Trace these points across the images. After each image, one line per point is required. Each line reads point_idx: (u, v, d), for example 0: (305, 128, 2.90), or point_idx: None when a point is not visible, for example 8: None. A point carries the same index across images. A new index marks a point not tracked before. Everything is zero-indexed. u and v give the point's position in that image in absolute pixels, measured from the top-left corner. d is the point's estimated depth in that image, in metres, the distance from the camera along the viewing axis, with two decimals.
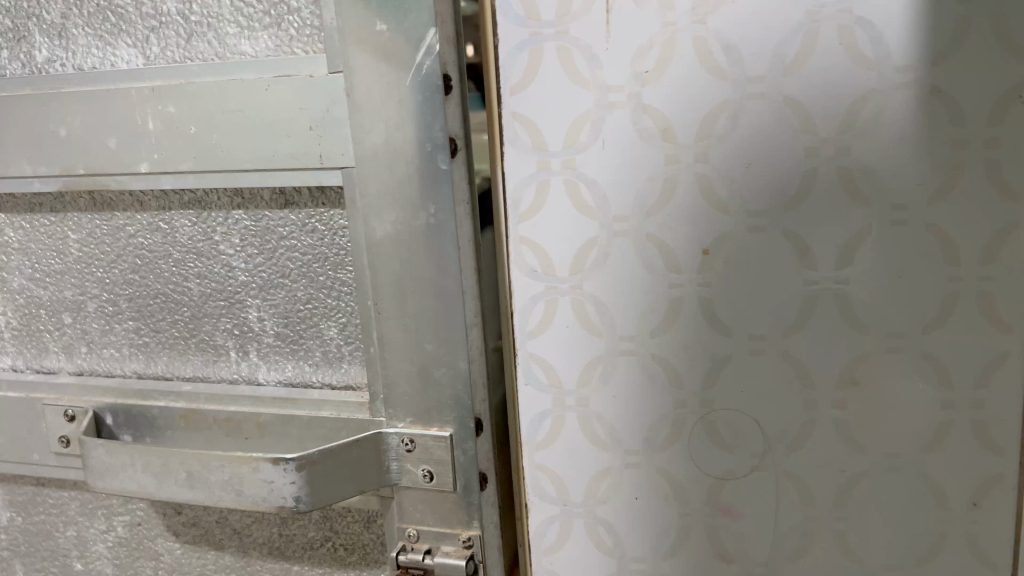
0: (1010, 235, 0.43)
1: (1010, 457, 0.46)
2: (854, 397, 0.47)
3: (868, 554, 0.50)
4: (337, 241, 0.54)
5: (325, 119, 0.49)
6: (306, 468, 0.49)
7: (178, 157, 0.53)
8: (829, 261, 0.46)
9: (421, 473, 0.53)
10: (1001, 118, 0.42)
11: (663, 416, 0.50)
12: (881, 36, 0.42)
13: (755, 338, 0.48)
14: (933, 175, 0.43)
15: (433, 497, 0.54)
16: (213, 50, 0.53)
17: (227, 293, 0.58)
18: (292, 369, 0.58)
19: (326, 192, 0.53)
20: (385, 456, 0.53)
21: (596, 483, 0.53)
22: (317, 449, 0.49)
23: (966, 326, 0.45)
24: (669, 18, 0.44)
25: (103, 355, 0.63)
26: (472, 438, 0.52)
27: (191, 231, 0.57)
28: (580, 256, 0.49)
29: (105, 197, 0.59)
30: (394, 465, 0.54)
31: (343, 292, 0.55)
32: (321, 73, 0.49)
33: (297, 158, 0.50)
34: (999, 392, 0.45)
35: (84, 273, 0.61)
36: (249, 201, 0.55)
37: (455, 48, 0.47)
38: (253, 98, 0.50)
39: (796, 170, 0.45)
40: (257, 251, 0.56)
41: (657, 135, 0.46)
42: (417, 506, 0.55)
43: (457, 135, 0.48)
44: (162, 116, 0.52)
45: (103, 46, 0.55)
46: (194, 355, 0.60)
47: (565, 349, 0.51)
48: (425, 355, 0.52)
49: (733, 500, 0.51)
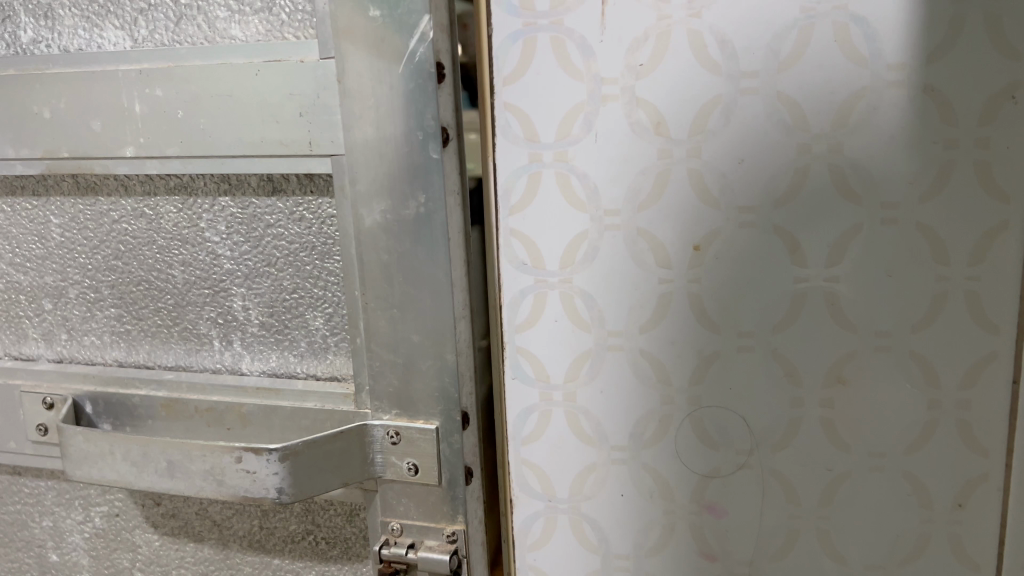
0: (998, 236, 0.43)
1: (995, 459, 0.46)
2: (841, 395, 0.47)
3: (851, 553, 0.50)
4: (324, 230, 0.53)
5: (315, 106, 0.48)
6: (290, 459, 0.48)
7: (164, 142, 0.52)
8: (819, 258, 0.46)
9: (406, 466, 0.53)
10: (993, 118, 0.42)
11: (650, 412, 0.50)
12: (875, 34, 0.42)
13: (743, 336, 0.48)
14: (923, 174, 0.43)
15: (417, 491, 0.54)
16: (202, 33, 0.52)
17: (211, 281, 0.57)
18: (276, 359, 0.57)
19: (315, 179, 0.52)
20: (369, 449, 0.53)
21: (581, 479, 0.52)
22: (301, 440, 0.49)
23: (953, 327, 0.45)
24: (664, 11, 0.44)
25: (83, 342, 0.62)
26: (458, 432, 0.52)
27: (176, 217, 0.57)
28: (571, 250, 0.49)
29: (89, 181, 0.58)
30: (378, 457, 0.53)
31: (329, 282, 0.54)
32: (312, 59, 0.48)
33: (285, 145, 0.49)
34: (985, 393, 0.45)
35: (66, 259, 0.60)
36: (236, 187, 0.55)
37: (449, 37, 0.46)
38: (242, 82, 0.49)
39: (788, 166, 0.45)
40: (243, 238, 0.56)
41: (650, 129, 0.46)
42: (400, 499, 0.54)
43: (449, 124, 0.47)
44: (150, 99, 0.51)
45: (90, 28, 0.55)
46: (176, 344, 0.59)
47: (553, 343, 0.50)
48: (412, 347, 0.51)
49: (718, 498, 0.50)
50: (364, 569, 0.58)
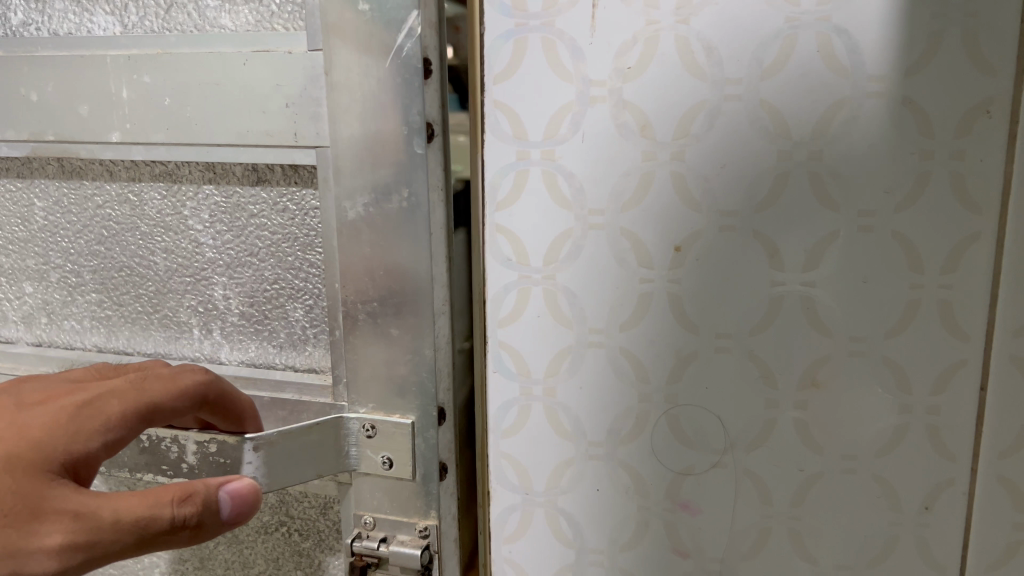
0: (970, 245, 0.44)
1: (963, 464, 0.47)
2: (815, 397, 0.48)
3: (820, 553, 0.51)
4: (307, 221, 0.55)
5: (301, 98, 0.50)
6: (263, 449, 0.48)
7: (151, 128, 0.53)
8: (796, 261, 0.47)
9: (381, 460, 0.54)
10: (968, 131, 0.43)
11: (627, 408, 0.51)
12: (857, 45, 0.43)
13: (720, 336, 0.49)
14: (900, 183, 0.45)
15: (391, 485, 0.54)
16: (192, 22, 0.54)
17: (193, 269, 0.59)
18: (256, 349, 0.60)
19: (299, 170, 0.54)
20: (344, 441, 0.54)
21: (558, 473, 0.53)
22: (276, 431, 0.49)
23: (923, 333, 0.46)
24: (652, 16, 0.45)
25: (63, 327, 0.64)
26: (434, 427, 0.53)
27: (160, 204, 0.59)
28: (555, 248, 0.49)
29: (74, 164, 0.60)
30: (353, 450, 0.54)
31: (310, 275, 0.56)
32: (300, 50, 0.50)
33: (272, 135, 0.51)
34: (954, 399, 0.47)
35: (48, 243, 0.63)
36: (221, 176, 0.57)
37: (437, 33, 0.47)
38: (230, 71, 0.50)
39: (768, 172, 0.46)
40: (227, 228, 0.57)
41: (635, 131, 0.47)
42: (374, 493, 0.55)
43: (434, 120, 0.48)
44: (137, 86, 0.52)
45: (80, 12, 0.57)
46: (157, 331, 0.62)
47: (535, 339, 0.51)
48: (391, 341, 0.52)
49: (692, 495, 0.51)
50: (337, 562, 0.59)
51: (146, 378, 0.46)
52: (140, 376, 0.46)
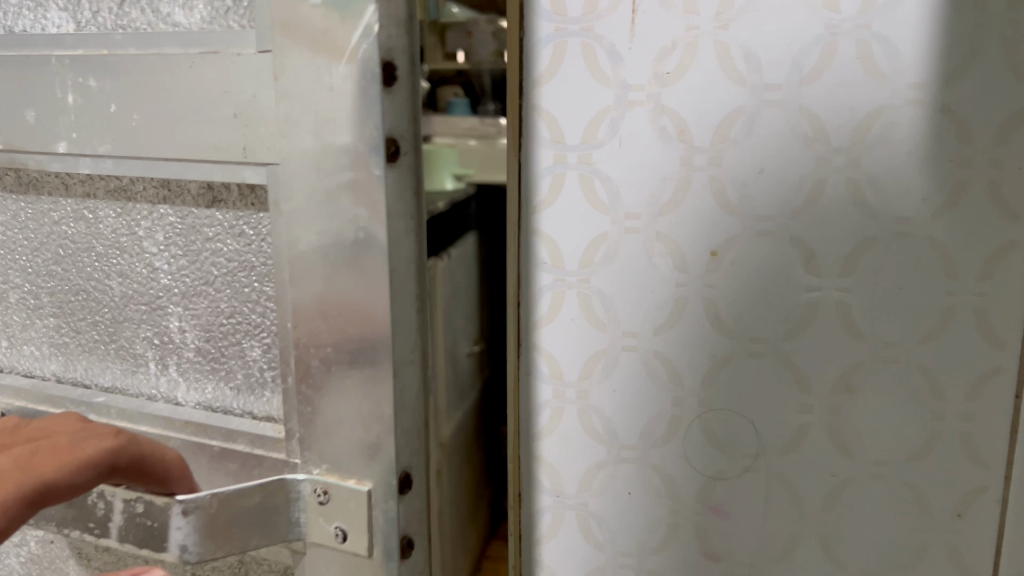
0: (1009, 252, 0.44)
1: (996, 472, 0.47)
2: (847, 402, 0.48)
3: (850, 557, 0.51)
4: (264, 248, 0.49)
5: (249, 106, 0.43)
6: (196, 513, 0.46)
7: (67, 126, 0.49)
8: (833, 268, 0.47)
9: (334, 531, 0.47)
10: (1007, 138, 0.43)
11: (660, 412, 0.51)
12: (897, 53, 0.43)
13: (754, 341, 0.49)
14: (936, 190, 0.45)
15: (349, 563, 0.48)
16: (146, 18, 0.48)
17: (148, 298, 0.55)
18: (212, 390, 0.54)
19: (256, 190, 0.48)
20: (293, 506, 0.48)
21: (590, 475, 0.53)
22: (211, 492, 0.46)
23: (958, 341, 0.46)
24: (692, 22, 0.45)
25: (23, 352, 0.62)
26: (396, 498, 0.46)
27: (115, 224, 0.54)
28: (590, 251, 0.49)
29: (31, 176, 0.56)
30: (303, 516, 0.48)
31: (266, 309, 0.50)
32: (249, 50, 0.43)
33: (218, 149, 0.45)
34: (988, 407, 0.47)
35: (6, 260, 0.60)
36: (176, 195, 0.51)
37: (405, 36, 0.41)
38: (174, 74, 0.45)
39: (806, 179, 0.46)
40: (181, 252, 0.53)
41: (673, 136, 0.47)
42: (330, 566, 0.49)
43: (400, 136, 0.42)
44: (81, 88, 0.48)
45: (35, 7, 0.52)
46: (114, 363, 0.57)
47: (570, 340, 0.51)
48: (347, 389, 0.46)
49: (723, 499, 0.51)
50: None
51: (37, 454, 0.43)
52: (29, 451, 0.44)
